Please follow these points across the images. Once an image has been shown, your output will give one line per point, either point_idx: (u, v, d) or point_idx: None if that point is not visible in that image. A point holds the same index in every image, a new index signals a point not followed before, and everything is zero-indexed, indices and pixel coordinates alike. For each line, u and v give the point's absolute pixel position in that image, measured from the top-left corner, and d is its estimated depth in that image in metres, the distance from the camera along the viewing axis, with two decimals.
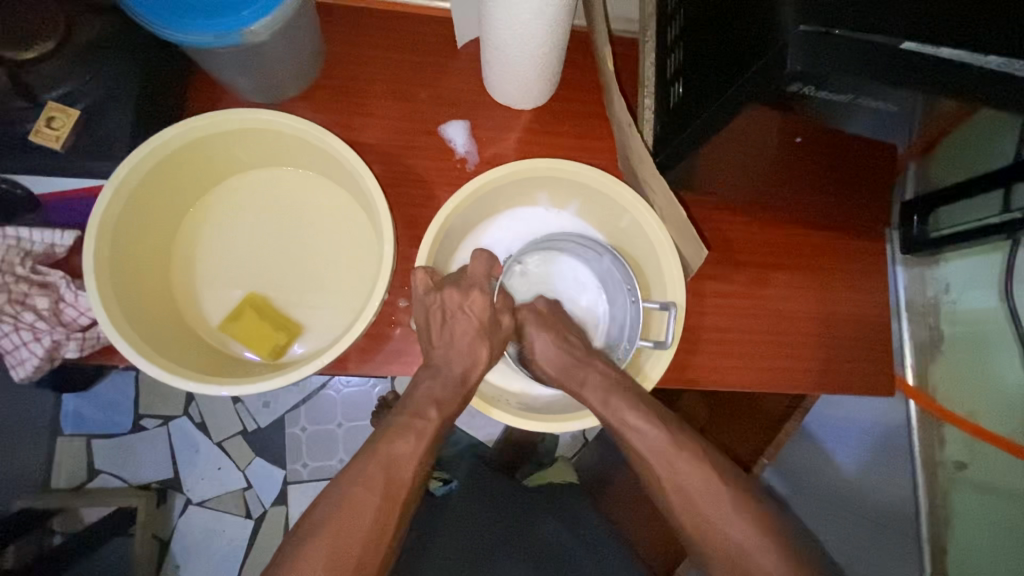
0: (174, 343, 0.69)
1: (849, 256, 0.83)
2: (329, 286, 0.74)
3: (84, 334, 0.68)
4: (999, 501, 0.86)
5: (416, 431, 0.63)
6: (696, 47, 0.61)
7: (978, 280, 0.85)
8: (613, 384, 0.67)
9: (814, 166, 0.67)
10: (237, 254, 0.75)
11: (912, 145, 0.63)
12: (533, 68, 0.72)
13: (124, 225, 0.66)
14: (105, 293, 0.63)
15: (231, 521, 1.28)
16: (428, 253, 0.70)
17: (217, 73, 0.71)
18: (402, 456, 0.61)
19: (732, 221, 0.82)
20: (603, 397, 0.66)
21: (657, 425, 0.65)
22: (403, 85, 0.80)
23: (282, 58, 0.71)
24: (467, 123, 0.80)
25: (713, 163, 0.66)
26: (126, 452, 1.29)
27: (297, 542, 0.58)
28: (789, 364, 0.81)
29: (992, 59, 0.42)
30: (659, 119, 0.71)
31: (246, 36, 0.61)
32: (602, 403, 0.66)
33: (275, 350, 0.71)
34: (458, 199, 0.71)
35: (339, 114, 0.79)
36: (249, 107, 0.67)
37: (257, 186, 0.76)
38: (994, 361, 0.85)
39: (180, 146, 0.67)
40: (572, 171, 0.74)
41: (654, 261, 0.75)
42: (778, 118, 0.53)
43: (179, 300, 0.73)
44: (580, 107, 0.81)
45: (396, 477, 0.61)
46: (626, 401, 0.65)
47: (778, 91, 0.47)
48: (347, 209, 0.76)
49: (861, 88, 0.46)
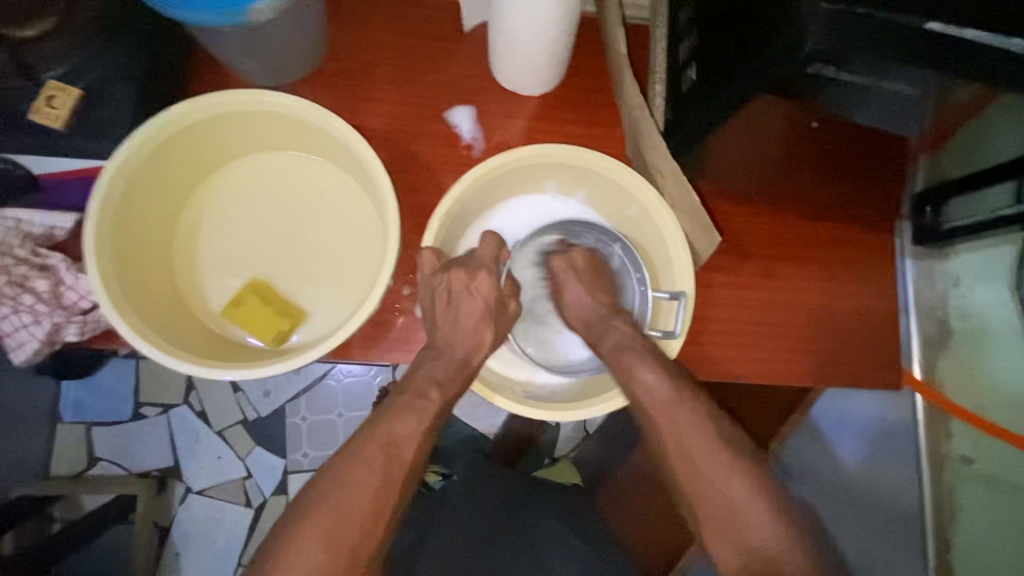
0: (175, 326, 0.68)
1: (856, 247, 0.83)
2: (332, 272, 0.73)
3: (85, 318, 0.68)
4: (1005, 498, 0.86)
5: (417, 409, 0.62)
6: (710, 31, 0.59)
7: (989, 274, 0.85)
8: (633, 342, 0.66)
9: (826, 157, 0.66)
10: (239, 238, 0.74)
11: (925, 135, 0.62)
12: (541, 52, 0.71)
13: (126, 205, 0.65)
14: (106, 274, 0.62)
15: (230, 509, 1.27)
16: (434, 237, 0.70)
17: (219, 54, 0.70)
18: (404, 436, 0.61)
19: (739, 212, 0.82)
20: (619, 355, 0.66)
21: (665, 379, 0.64)
22: (409, 70, 0.79)
23: (285, 39, 0.70)
24: (474, 109, 0.79)
25: (724, 151, 0.66)
26: (124, 438, 1.28)
27: (295, 521, 0.57)
28: (795, 356, 0.80)
29: (1018, 42, 0.41)
30: (669, 105, 0.70)
31: (250, 17, 0.60)
32: (618, 359, 0.66)
33: (277, 336, 0.71)
34: (465, 184, 0.70)
35: (344, 98, 0.78)
36: (253, 90, 0.66)
37: (260, 171, 0.75)
38: (1004, 356, 0.83)
39: (183, 129, 0.66)
40: (580, 158, 0.73)
41: (662, 250, 0.74)
42: (794, 105, 0.52)
43: (180, 283, 0.72)
44: (589, 94, 0.80)
45: (396, 457, 0.60)
46: (639, 361, 0.65)
47: (797, 74, 0.46)
48: (351, 195, 0.75)
49: (881, 71, 0.45)
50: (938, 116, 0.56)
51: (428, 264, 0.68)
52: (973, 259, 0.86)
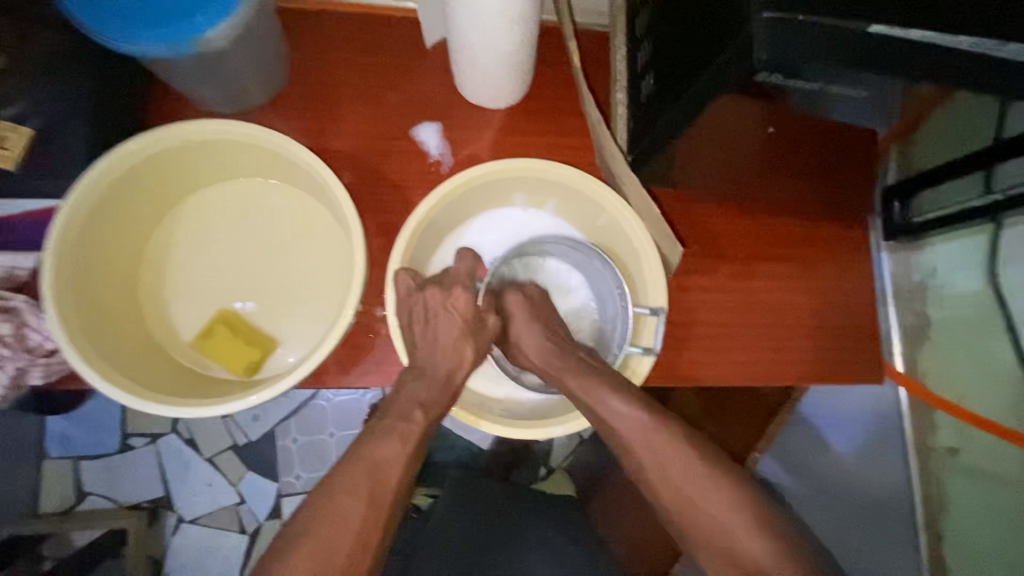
0: (144, 364, 0.67)
1: (828, 242, 0.83)
2: (302, 298, 0.72)
3: (49, 360, 0.67)
4: (996, 489, 0.82)
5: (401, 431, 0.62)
6: (665, 39, 0.59)
7: (964, 262, 0.82)
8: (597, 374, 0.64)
9: (795, 157, 0.65)
10: (207, 270, 0.72)
11: (892, 128, 0.61)
12: (502, 65, 0.70)
13: (86, 245, 0.64)
14: (67, 318, 0.60)
15: (224, 537, 1.26)
16: (402, 254, 0.69)
17: (174, 83, 0.69)
18: (392, 460, 0.60)
19: (712, 215, 0.82)
20: (588, 387, 0.63)
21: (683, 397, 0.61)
22: (372, 89, 0.78)
23: (241, 66, 0.69)
24: (439, 126, 0.78)
25: (690, 155, 0.65)
26: (112, 471, 1.26)
27: (282, 553, 0.55)
28: (774, 354, 0.80)
29: (965, 39, 0.41)
30: (633, 113, 0.69)
31: (200, 44, 0.60)
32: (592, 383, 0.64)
33: (250, 366, 0.69)
34: (434, 200, 0.70)
35: (307, 122, 0.77)
36: (209, 121, 0.65)
37: (226, 200, 0.74)
38: (987, 341, 0.81)
39: (140, 164, 0.65)
40: (548, 171, 0.72)
41: (635, 257, 0.74)
42: (757, 109, 0.51)
43: (148, 320, 0.71)
44: (554, 104, 0.80)
45: (382, 482, 0.59)
46: (603, 383, 0.63)
47: (748, 81, 0.45)
48: (319, 219, 0.74)
49: (830, 77, 0.44)
50: (900, 112, 0.56)
51: (404, 282, 0.66)
52: (946, 251, 0.84)
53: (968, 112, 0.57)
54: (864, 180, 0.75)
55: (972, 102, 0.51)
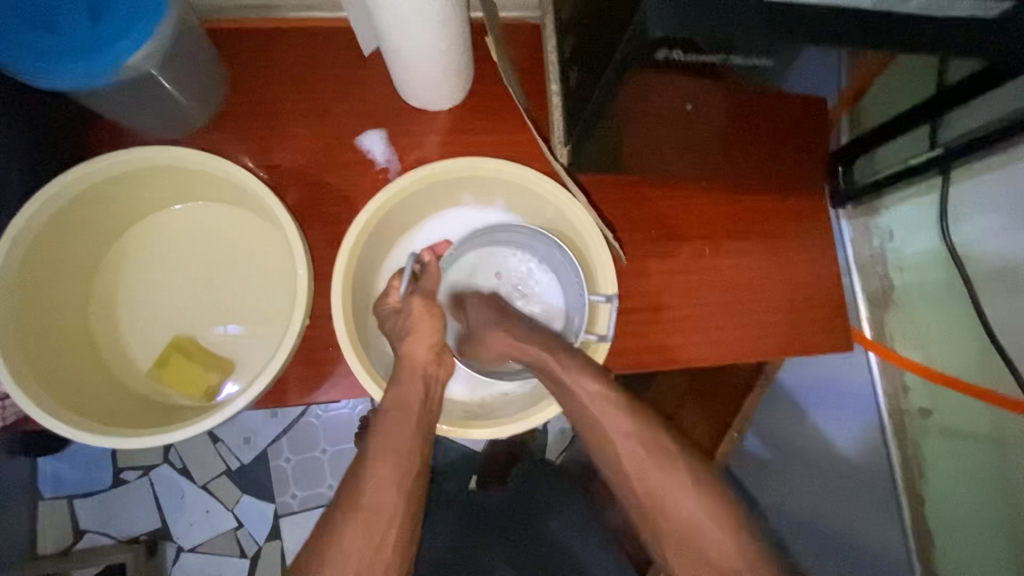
0: (98, 397, 0.66)
1: (785, 214, 0.83)
2: (258, 318, 0.72)
3: (4, 404, 0.66)
4: (967, 446, 0.81)
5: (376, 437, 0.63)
6: (584, 24, 0.59)
7: (918, 223, 0.82)
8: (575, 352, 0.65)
9: (738, 130, 0.64)
10: (159, 297, 0.72)
11: (841, 94, 0.60)
12: (436, 67, 0.70)
13: (29, 283, 0.63)
14: (12, 359, 0.60)
15: (227, 563, 1.26)
16: (350, 262, 0.68)
17: (109, 114, 0.69)
18: (363, 468, 0.60)
19: (667, 198, 0.81)
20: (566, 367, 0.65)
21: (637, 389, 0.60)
22: (312, 102, 0.78)
23: (173, 90, 0.69)
24: (384, 133, 0.78)
25: (628, 137, 0.64)
26: (107, 508, 1.26)
27: None
28: (739, 331, 0.80)
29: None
30: (566, 103, 0.69)
31: (120, 73, 0.59)
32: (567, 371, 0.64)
33: (208, 391, 0.69)
34: (377, 205, 0.70)
35: (250, 141, 0.77)
36: (143, 148, 0.65)
37: (173, 226, 0.74)
38: (951, 299, 0.79)
39: (77, 197, 0.65)
40: (491, 168, 0.72)
41: (583, 244, 0.74)
42: (676, 86, 0.51)
43: (103, 353, 0.70)
44: (498, 101, 0.79)
45: (353, 492, 0.58)
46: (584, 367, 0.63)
47: (651, 59, 0.45)
48: (268, 237, 0.74)
49: (732, 47, 0.44)
50: (845, 76, 0.55)
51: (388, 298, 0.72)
52: (901, 213, 0.84)
53: (910, 72, 0.55)
54: (814, 147, 0.74)
55: (912, 63, 0.49)
